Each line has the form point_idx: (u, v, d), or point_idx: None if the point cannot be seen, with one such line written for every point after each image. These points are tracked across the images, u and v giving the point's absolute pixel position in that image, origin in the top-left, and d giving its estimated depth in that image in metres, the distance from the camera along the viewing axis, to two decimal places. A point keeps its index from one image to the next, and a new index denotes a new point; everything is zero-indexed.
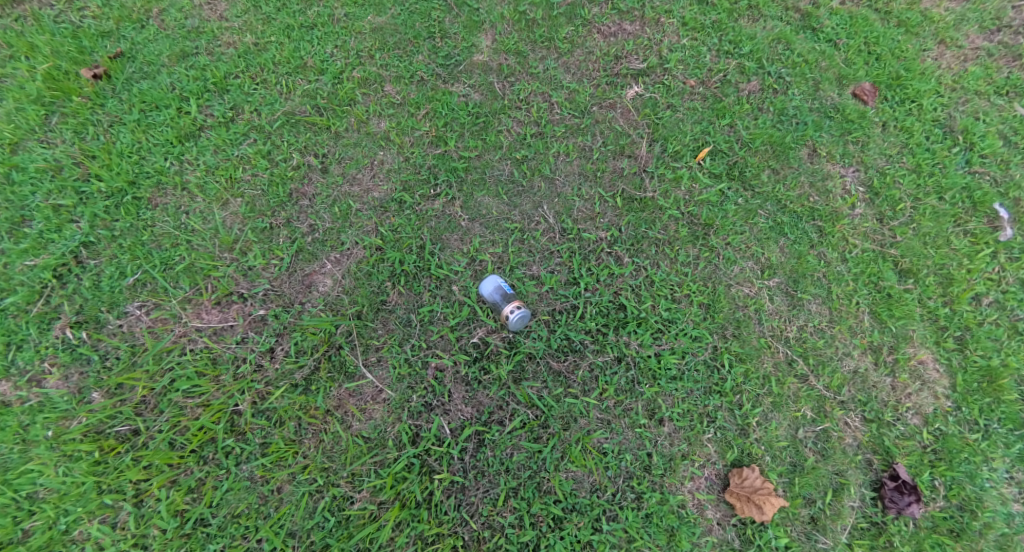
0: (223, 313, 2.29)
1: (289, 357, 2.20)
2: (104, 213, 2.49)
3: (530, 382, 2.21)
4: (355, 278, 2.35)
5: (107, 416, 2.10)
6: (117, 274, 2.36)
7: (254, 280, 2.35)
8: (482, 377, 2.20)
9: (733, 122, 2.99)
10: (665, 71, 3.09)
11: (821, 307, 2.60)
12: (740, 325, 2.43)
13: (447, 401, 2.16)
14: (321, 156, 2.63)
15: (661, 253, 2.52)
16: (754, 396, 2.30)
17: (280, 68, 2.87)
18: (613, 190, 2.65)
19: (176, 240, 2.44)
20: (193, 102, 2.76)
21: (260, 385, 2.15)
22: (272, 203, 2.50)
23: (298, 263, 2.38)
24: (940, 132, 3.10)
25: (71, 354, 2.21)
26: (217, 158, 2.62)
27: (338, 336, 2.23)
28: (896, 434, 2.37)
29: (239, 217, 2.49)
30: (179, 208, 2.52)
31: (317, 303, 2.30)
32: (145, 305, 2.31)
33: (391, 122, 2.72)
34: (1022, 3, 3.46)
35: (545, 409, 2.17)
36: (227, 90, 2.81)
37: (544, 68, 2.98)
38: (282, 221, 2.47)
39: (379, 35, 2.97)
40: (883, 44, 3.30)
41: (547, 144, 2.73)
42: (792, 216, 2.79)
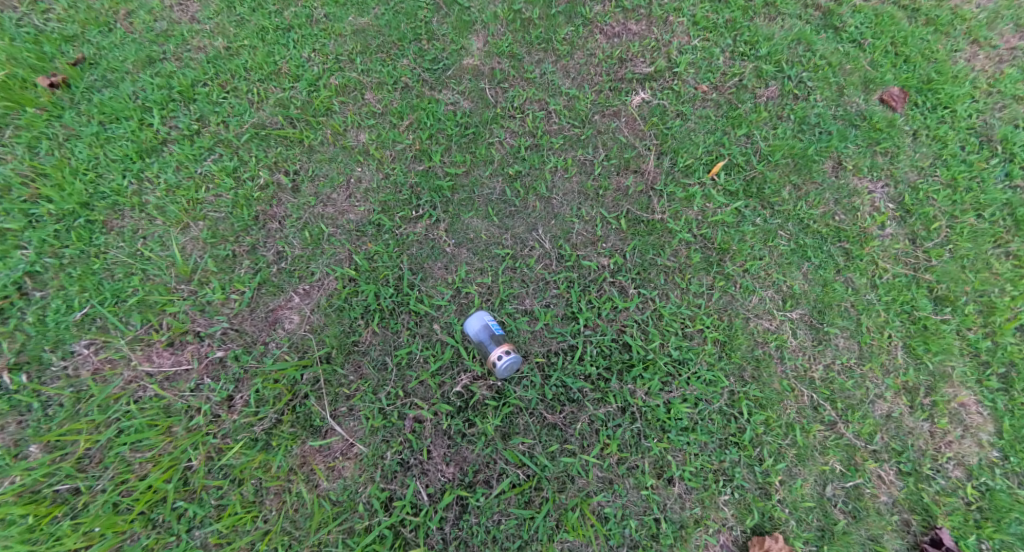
0: (176, 356, 2.05)
1: (248, 408, 1.95)
2: (54, 238, 2.24)
3: (521, 438, 1.95)
4: (324, 315, 2.10)
5: (44, 474, 1.85)
6: (63, 308, 2.11)
7: (212, 318, 2.10)
8: (466, 431, 1.95)
9: (750, 132, 2.72)
10: (674, 75, 2.83)
11: (849, 342, 2.34)
12: (760, 365, 2.17)
13: (425, 459, 1.92)
14: (293, 173, 2.37)
15: (671, 282, 2.23)
16: (775, 448, 2.03)
17: (253, 74, 2.61)
18: (617, 210, 2.34)
19: (131, 269, 2.19)
20: (157, 113, 2.51)
21: (216, 439, 1.91)
22: (236, 228, 2.25)
23: (261, 298, 2.13)
24: (976, 142, 2.83)
25: (8, 402, 1.96)
26: (178, 175, 2.37)
27: (304, 383, 1.99)
28: (935, 489, 2.10)
29: (199, 242, 2.24)
30: (136, 233, 2.27)
31: (281, 344, 2.05)
32: (93, 344, 2.07)
33: (371, 134, 2.46)
34: None
35: (538, 468, 1.91)
36: (194, 99, 2.56)
37: (541, 73, 2.71)
38: (246, 247, 2.22)
39: (360, 37, 2.71)
40: (911, 45, 3.03)
41: (544, 159, 2.46)
42: (816, 237, 2.56)
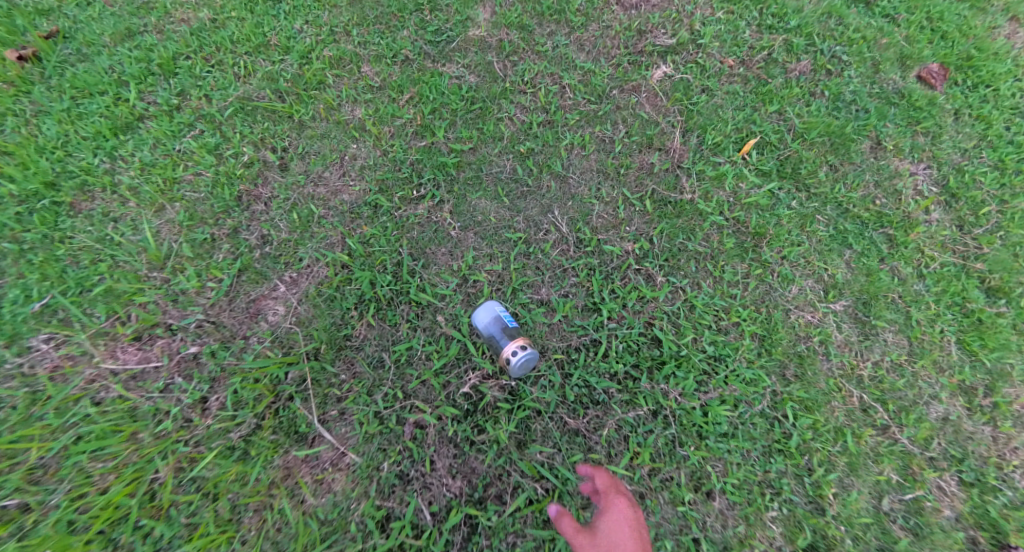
0: (144, 352, 1.81)
1: (224, 412, 1.72)
2: (13, 221, 1.97)
3: (538, 447, 1.72)
4: (313, 306, 1.86)
5: None
6: (20, 299, 1.84)
7: (186, 309, 1.86)
8: (475, 439, 1.72)
9: (782, 108, 2.49)
10: (697, 48, 2.60)
11: (899, 336, 2.10)
12: (804, 362, 1.94)
13: (428, 472, 1.68)
14: (280, 150, 2.13)
15: (702, 270, 2.00)
16: (826, 456, 1.80)
17: (239, 46, 2.34)
18: (641, 190, 2.11)
19: (98, 255, 1.93)
20: (134, 88, 2.23)
21: (187, 447, 1.67)
22: (216, 209, 2.01)
23: (241, 286, 1.90)
24: (1022, 123, 2.63)
25: None
26: (154, 153, 2.12)
27: (288, 384, 1.75)
28: (1003, 502, 1.86)
29: (176, 226, 1.99)
30: (106, 215, 2.01)
31: (263, 338, 1.82)
32: (54, 338, 1.81)
33: (368, 109, 2.22)
34: None
35: (559, 482, 1.68)
36: (176, 73, 2.28)
37: (553, 46, 2.48)
38: (227, 231, 1.98)
39: (357, 8, 2.43)
40: (948, 20, 2.82)
41: (558, 135, 2.22)
42: (856, 222, 2.32)
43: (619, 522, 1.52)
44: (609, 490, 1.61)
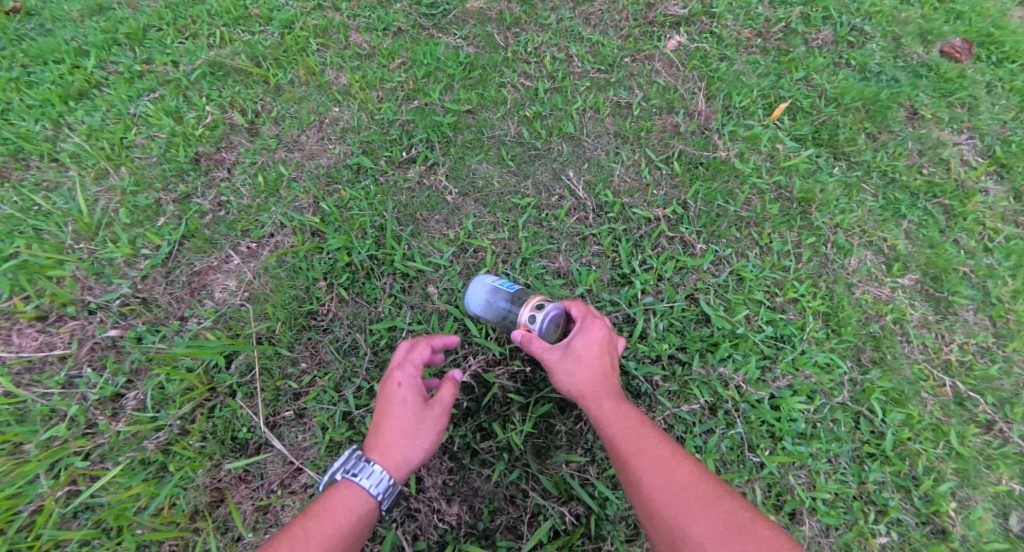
0: (49, 337, 1.47)
1: (142, 414, 1.41)
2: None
3: (564, 457, 1.42)
4: (272, 279, 1.58)
5: None
6: None
7: (111, 284, 1.55)
8: (478, 449, 1.43)
9: (809, 75, 2.25)
10: (712, 19, 2.35)
11: (983, 316, 1.75)
12: (880, 344, 1.62)
13: (414, 495, 1.39)
14: (250, 112, 1.82)
15: (748, 238, 1.73)
16: (932, 462, 1.49)
17: (218, 19, 1.96)
18: (668, 150, 1.86)
19: (18, 226, 1.59)
20: (94, 56, 1.87)
21: (84, 462, 1.35)
22: (167, 173, 1.70)
23: (182, 256, 1.60)
24: None
25: None
26: (105, 118, 1.78)
27: (228, 376, 1.46)
28: None
29: (116, 192, 1.66)
30: (38, 186, 1.67)
31: (204, 318, 1.53)
32: None
33: (354, 74, 1.90)
34: None
35: (596, 504, 1.37)
36: (144, 43, 1.91)
37: (558, 19, 2.16)
38: (175, 196, 1.67)
39: None
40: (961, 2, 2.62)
41: (569, 99, 1.95)
42: (905, 193, 1.99)
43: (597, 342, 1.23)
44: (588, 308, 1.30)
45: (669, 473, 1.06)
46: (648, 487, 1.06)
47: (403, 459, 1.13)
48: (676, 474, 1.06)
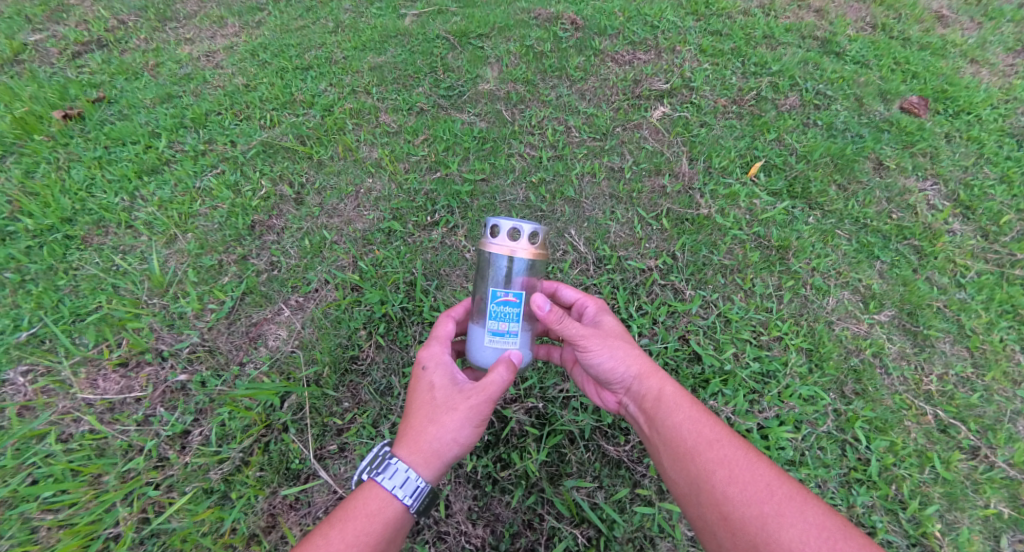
0: (129, 381, 1.66)
1: (206, 448, 1.57)
2: (22, 254, 1.98)
3: (576, 482, 1.57)
4: (319, 329, 1.78)
5: None
6: (6, 328, 1.71)
7: (180, 335, 1.75)
8: (499, 476, 1.58)
9: (780, 136, 2.52)
10: (691, 91, 2.73)
11: (958, 347, 1.90)
12: (861, 377, 1.77)
13: (445, 517, 1.52)
14: (297, 185, 2.14)
15: (732, 283, 1.94)
16: (916, 485, 1.61)
17: (268, 104, 2.66)
18: (656, 209, 2.10)
19: (100, 284, 1.84)
20: (166, 139, 2.50)
21: (156, 492, 1.49)
22: (227, 237, 1.95)
23: (243, 309, 1.81)
24: (1013, 141, 2.85)
25: None
26: (174, 192, 2.19)
27: (282, 413, 1.63)
28: None
29: (184, 254, 1.93)
30: (116, 249, 1.98)
31: (260, 364, 1.72)
32: (34, 370, 1.65)
33: (383, 149, 2.27)
34: (997, 55, 3.71)
35: (604, 525, 1.50)
36: (206, 126, 2.58)
37: (557, 96, 2.71)
38: (236, 257, 1.91)
39: (377, 73, 2.87)
40: (914, 64, 3.28)
41: (568, 165, 2.24)
42: (878, 236, 2.22)
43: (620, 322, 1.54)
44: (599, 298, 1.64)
45: (746, 468, 1.24)
46: (721, 475, 1.24)
47: (434, 447, 1.26)
48: (755, 469, 1.24)
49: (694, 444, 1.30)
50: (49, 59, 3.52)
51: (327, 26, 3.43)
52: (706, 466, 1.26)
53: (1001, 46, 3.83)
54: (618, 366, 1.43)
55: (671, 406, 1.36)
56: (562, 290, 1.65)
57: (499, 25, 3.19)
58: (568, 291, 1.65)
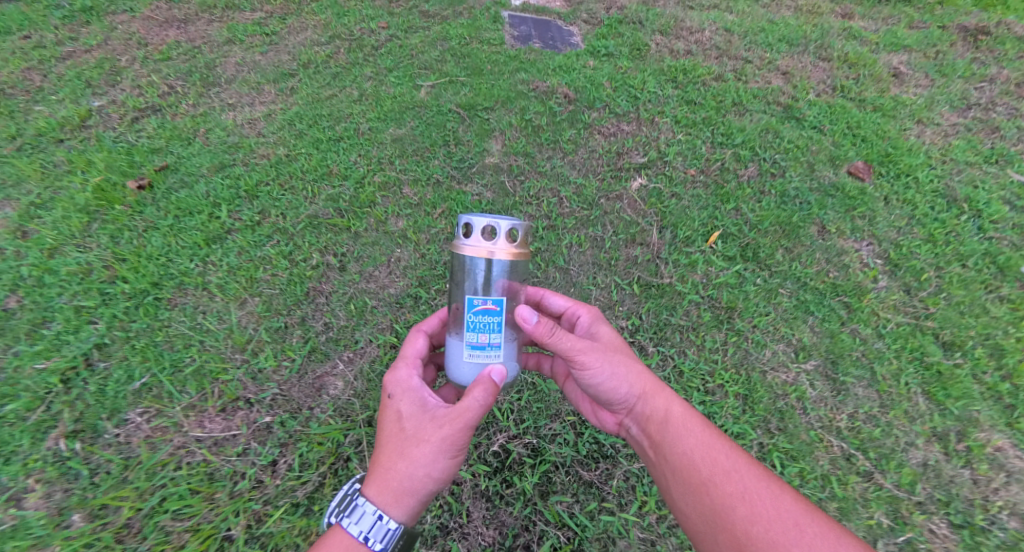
0: (228, 421, 2.16)
1: (291, 472, 2.06)
2: (123, 314, 2.51)
3: (559, 497, 2.07)
4: (367, 380, 2.29)
5: (82, 545, 1.84)
6: (124, 378, 2.24)
7: (263, 385, 2.26)
8: (504, 492, 2.07)
9: (738, 205, 3.03)
10: (665, 163, 3.23)
11: (868, 390, 2.38)
12: (785, 417, 2.26)
13: (465, 522, 2.00)
14: (340, 256, 2.67)
15: (686, 339, 2.45)
16: (816, 502, 2.09)
17: (308, 175, 3.19)
18: (629, 276, 2.63)
19: (190, 341, 2.36)
20: (225, 208, 3.03)
21: (258, 504, 1.97)
22: (289, 302, 2.48)
23: (310, 365, 2.32)
24: (944, 203, 3.32)
25: (59, 469, 1.99)
26: (240, 259, 2.70)
27: (347, 446, 2.13)
28: (995, 542, 2.01)
29: (254, 316, 2.45)
30: (197, 309, 2.50)
31: (326, 408, 2.22)
32: (147, 412, 2.16)
33: (407, 221, 2.85)
34: (943, 116, 4.21)
35: (579, 528, 1.99)
36: (257, 195, 3.11)
37: (551, 166, 3.21)
38: (297, 319, 2.44)
39: (399, 144, 3.39)
40: (864, 128, 3.80)
41: (559, 235, 2.79)
42: (815, 293, 2.71)
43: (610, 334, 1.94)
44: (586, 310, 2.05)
45: (753, 491, 1.57)
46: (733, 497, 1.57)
47: (410, 480, 1.53)
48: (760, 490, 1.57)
49: (710, 474, 1.63)
50: (113, 124, 4.06)
51: (352, 95, 3.99)
52: (718, 486, 1.60)
53: (947, 106, 4.33)
54: (623, 388, 1.81)
55: (678, 433, 1.73)
56: (552, 303, 2.04)
57: (502, 98, 3.71)
58: (557, 301, 2.05)
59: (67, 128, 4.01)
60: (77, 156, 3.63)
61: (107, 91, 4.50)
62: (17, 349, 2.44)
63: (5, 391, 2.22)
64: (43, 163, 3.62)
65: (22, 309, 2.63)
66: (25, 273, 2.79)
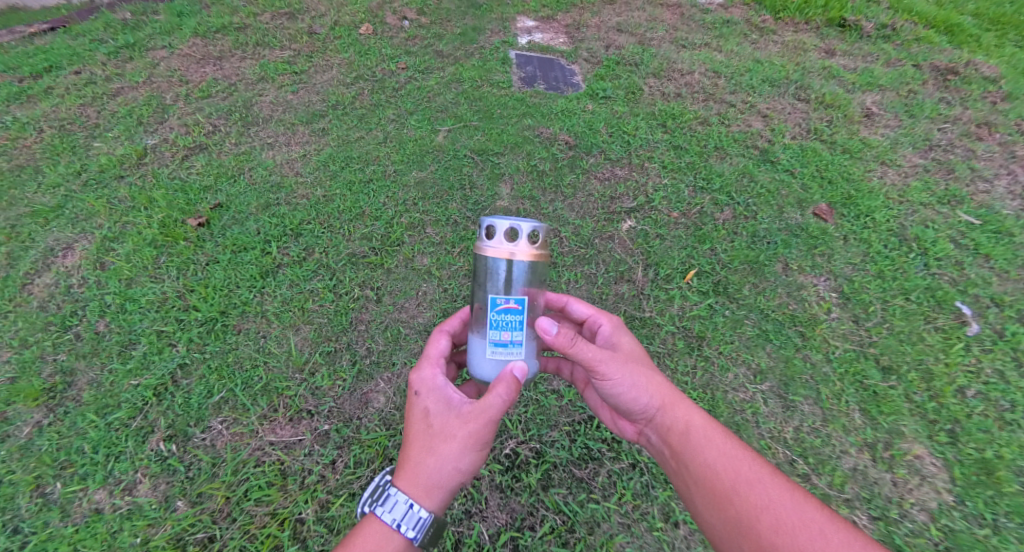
0: (295, 428, 2.68)
1: (348, 468, 2.57)
2: (198, 337, 3.04)
3: (557, 489, 2.58)
4: (404, 396, 2.81)
5: (188, 524, 2.38)
6: (205, 393, 2.79)
7: (321, 398, 2.79)
8: (514, 485, 2.58)
9: (713, 246, 3.56)
10: (652, 207, 3.77)
11: (813, 407, 2.88)
12: (741, 429, 2.78)
13: (484, 507, 2.51)
14: (378, 291, 3.23)
15: (662, 364, 2.98)
16: None
17: (344, 215, 3.72)
18: (617, 309, 3.21)
19: (256, 362, 2.91)
20: (275, 244, 3.55)
21: (323, 494, 2.49)
22: (336, 330, 3.04)
23: (359, 383, 2.85)
24: (896, 241, 3.81)
25: (161, 465, 2.56)
26: (292, 291, 3.24)
27: (392, 449, 2.64)
28: (905, 531, 2.51)
29: (308, 341, 3.00)
30: (259, 333, 3.04)
31: (372, 418, 2.74)
32: (226, 420, 2.71)
33: (432, 257, 3.42)
34: (905, 156, 4.69)
35: (572, 513, 2.50)
36: (301, 232, 3.63)
37: (553, 209, 3.74)
38: (344, 344, 2.98)
39: (421, 186, 3.92)
40: (831, 171, 4.28)
41: (559, 273, 3.37)
42: (776, 323, 3.21)
43: (631, 343, 2.27)
44: (608, 318, 2.38)
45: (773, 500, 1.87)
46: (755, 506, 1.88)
47: (441, 473, 1.87)
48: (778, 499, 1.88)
49: (733, 486, 1.94)
50: (166, 162, 4.56)
51: (378, 137, 4.50)
52: (742, 495, 1.91)
53: (910, 147, 4.81)
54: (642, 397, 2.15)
55: (699, 446, 2.06)
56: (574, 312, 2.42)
57: (511, 143, 4.23)
58: (579, 310, 2.43)
59: (125, 165, 4.52)
60: (138, 193, 4.15)
61: (157, 129, 5.00)
62: (111, 366, 2.98)
63: (110, 402, 2.80)
64: (110, 198, 4.13)
65: (110, 333, 3.16)
66: (110, 301, 3.33)
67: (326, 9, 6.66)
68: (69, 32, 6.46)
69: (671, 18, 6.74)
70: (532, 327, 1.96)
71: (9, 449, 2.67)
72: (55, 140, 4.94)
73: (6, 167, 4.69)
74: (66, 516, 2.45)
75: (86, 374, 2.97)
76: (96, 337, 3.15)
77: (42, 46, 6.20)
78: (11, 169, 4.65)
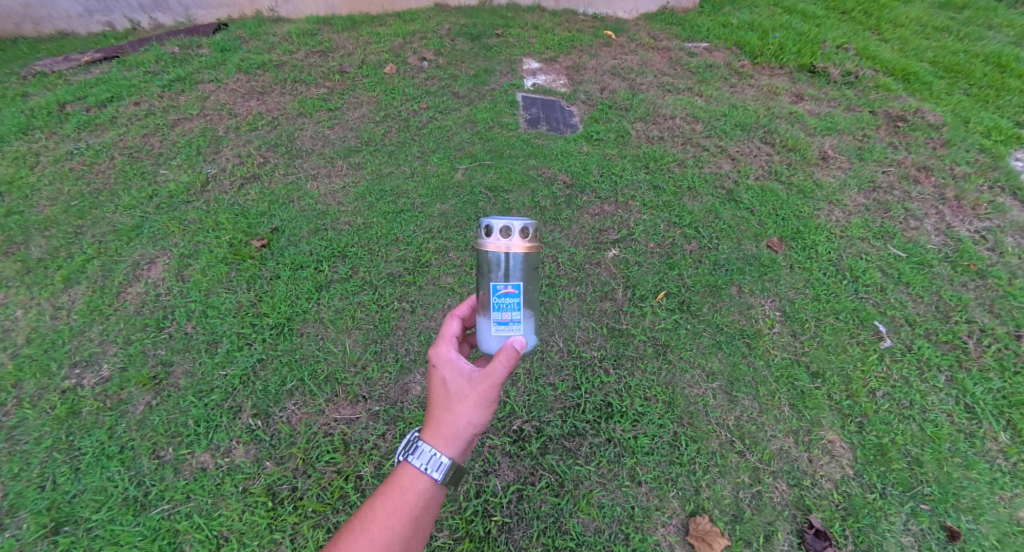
0: (353, 409, 3.55)
1: (395, 439, 3.43)
2: (270, 338, 3.89)
3: (552, 455, 3.40)
4: None
5: (276, 478, 3.26)
6: (280, 382, 3.66)
7: (371, 386, 3.64)
8: (520, 451, 3.41)
9: (680, 272, 4.41)
10: (633, 239, 4.62)
11: (751, 401, 3.70)
12: (693, 416, 3.60)
13: (497, 467, 3.34)
14: (412, 304, 4.08)
15: (635, 365, 3.82)
16: (706, 466, 3.40)
17: (381, 240, 4.56)
18: (602, 321, 4.05)
19: (318, 358, 3.78)
20: (325, 263, 4.37)
21: (377, 456, 3.35)
22: (381, 335, 3.89)
23: (400, 376, 3.70)
24: (833, 270, 4.64)
25: (251, 435, 3.43)
26: (343, 303, 4.10)
27: None
28: (813, 494, 3.35)
29: (359, 343, 3.86)
30: (319, 336, 3.90)
31: (411, 402, 3.58)
32: (298, 403, 3.58)
33: (454, 277, 4.26)
34: (852, 195, 5.53)
35: (563, 473, 3.33)
36: (345, 253, 4.46)
37: (552, 238, 4.58)
38: (388, 346, 3.84)
39: (444, 217, 4.75)
40: (785, 209, 5.11)
41: (557, 291, 4.19)
42: (728, 335, 4.04)
43: None
44: None
45: None
46: None
47: (456, 428, 2.46)
48: None
49: None
50: (225, 189, 5.28)
51: (406, 171, 5.32)
52: None
53: (857, 187, 5.62)
54: None
55: None
56: None
57: (518, 182, 5.08)
58: None
59: (190, 191, 5.27)
60: (206, 216, 4.94)
61: (213, 156, 5.69)
62: (202, 359, 3.82)
63: (206, 387, 3.66)
64: (181, 220, 4.92)
65: (197, 333, 3.98)
66: (194, 307, 4.15)
67: (353, 47, 7.45)
68: (123, 63, 7.14)
69: (660, 61, 7.56)
70: (527, 306, 2.63)
71: (130, 422, 3.52)
72: (125, 166, 5.59)
73: (80, 185, 5.38)
74: (178, 472, 3.31)
75: (182, 365, 3.81)
76: (186, 336, 3.97)
77: (100, 75, 6.95)
78: (92, 193, 5.27)
